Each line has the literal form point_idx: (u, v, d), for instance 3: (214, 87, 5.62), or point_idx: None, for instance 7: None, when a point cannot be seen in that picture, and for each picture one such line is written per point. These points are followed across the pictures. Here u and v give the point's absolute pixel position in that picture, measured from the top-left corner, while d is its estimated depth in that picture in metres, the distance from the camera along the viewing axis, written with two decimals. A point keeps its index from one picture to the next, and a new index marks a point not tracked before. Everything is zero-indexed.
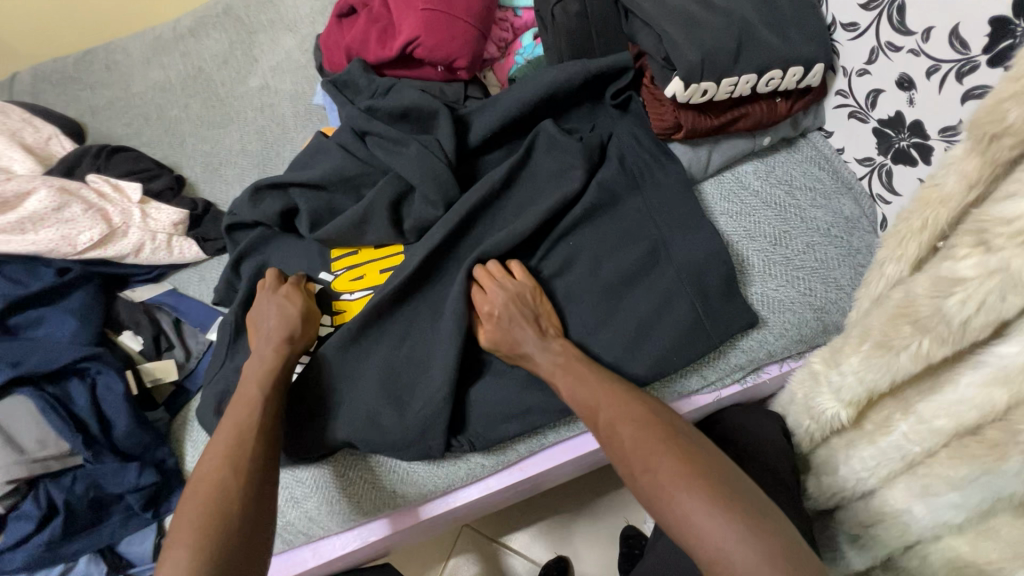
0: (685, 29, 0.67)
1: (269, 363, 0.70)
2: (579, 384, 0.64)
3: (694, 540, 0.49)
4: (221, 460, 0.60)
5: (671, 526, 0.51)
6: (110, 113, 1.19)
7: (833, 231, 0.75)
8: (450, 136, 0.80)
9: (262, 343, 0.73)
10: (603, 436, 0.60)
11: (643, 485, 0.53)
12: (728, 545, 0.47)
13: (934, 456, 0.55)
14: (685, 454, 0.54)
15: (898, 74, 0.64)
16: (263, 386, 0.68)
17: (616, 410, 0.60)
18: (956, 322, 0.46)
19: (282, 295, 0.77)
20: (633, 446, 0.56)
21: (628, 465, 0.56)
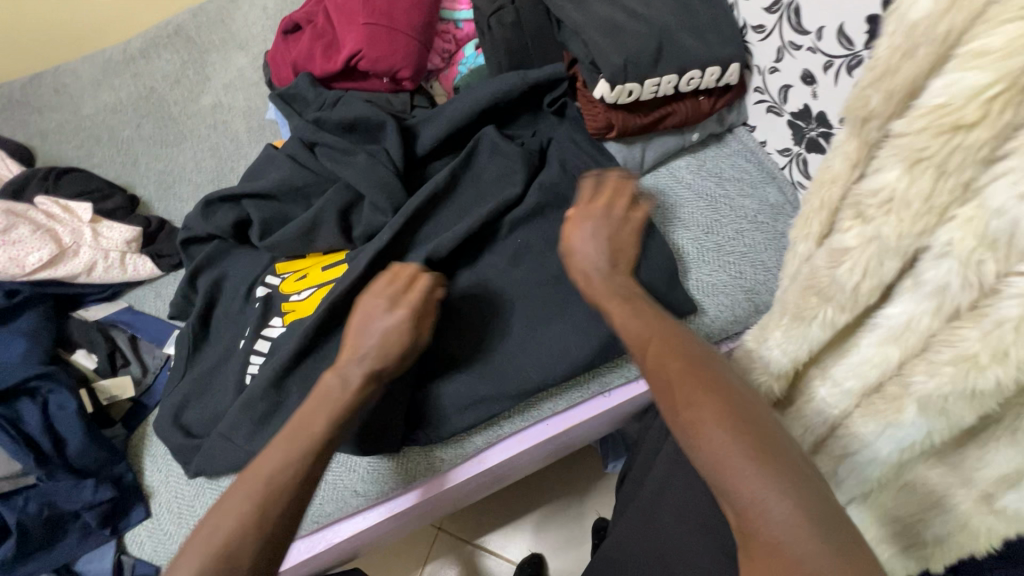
0: (608, 36, 0.73)
1: (350, 399, 0.57)
2: (628, 307, 0.56)
3: (730, 487, 0.42)
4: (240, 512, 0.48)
5: (703, 467, 0.45)
6: (59, 136, 1.19)
7: (760, 218, 0.80)
8: (396, 145, 0.83)
9: (349, 362, 0.59)
10: (641, 361, 0.51)
11: (679, 419, 0.46)
12: (770, 501, 0.41)
13: (850, 418, 0.59)
14: (732, 395, 0.46)
15: (802, 70, 0.70)
16: (331, 426, 0.54)
17: (661, 339, 0.52)
18: (849, 289, 0.50)
19: (403, 311, 0.62)
20: (678, 377, 0.48)
21: (670, 401, 0.48)
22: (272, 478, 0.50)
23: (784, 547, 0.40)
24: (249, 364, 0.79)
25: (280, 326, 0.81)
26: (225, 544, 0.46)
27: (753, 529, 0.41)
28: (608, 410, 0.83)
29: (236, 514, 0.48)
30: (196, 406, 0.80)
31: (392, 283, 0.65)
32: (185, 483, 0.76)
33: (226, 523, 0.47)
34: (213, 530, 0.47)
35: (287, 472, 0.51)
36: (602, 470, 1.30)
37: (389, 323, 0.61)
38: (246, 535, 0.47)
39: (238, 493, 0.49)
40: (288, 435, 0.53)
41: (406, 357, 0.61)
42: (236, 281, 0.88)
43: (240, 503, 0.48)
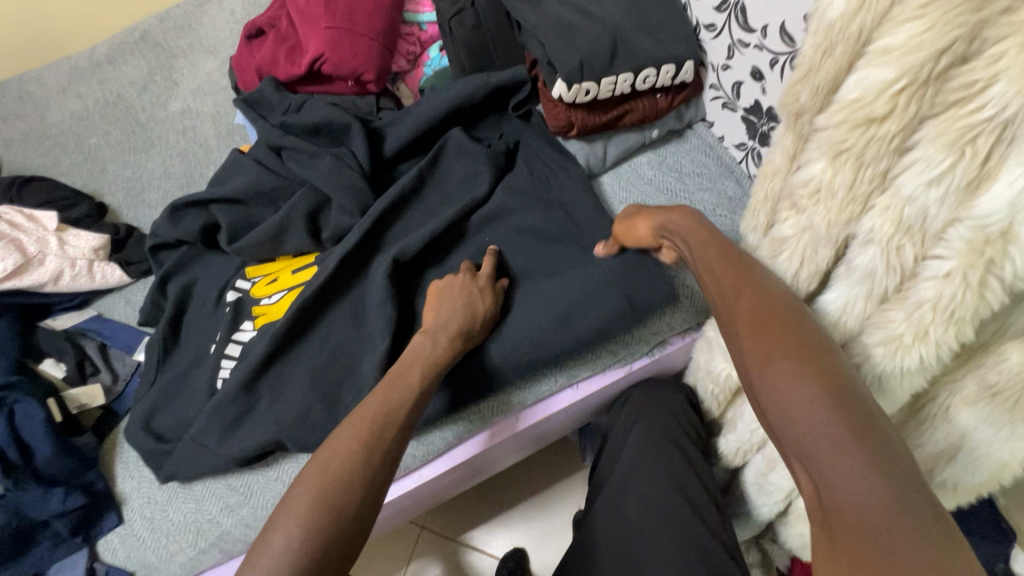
0: (563, 37, 0.74)
1: (438, 354, 0.67)
2: (717, 260, 0.55)
3: (817, 454, 0.42)
4: (353, 444, 0.56)
5: (787, 434, 0.45)
6: (25, 144, 1.18)
7: (719, 211, 0.83)
8: (363, 147, 0.84)
9: (434, 328, 0.70)
10: (731, 322, 0.51)
11: (766, 383, 0.47)
12: (858, 471, 0.40)
13: None
14: (824, 363, 0.45)
15: (751, 66, 0.72)
16: (424, 376, 0.65)
17: (755, 299, 0.50)
18: (790, 276, 0.53)
19: (476, 286, 0.74)
20: (771, 341, 0.48)
21: (754, 366, 0.48)
22: (375, 419, 0.59)
23: (867, 523, 0.39)
24: (220, 368, 0.80)
25: (251, 330, 0.81)
26: (338, 473, 0.54)
27: (835, 501, 0.41)
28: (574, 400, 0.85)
29: (348, 447, 0.56)
30: (166, 411, 0.80)
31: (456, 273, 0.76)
32: (158, 488, 0.77)
33: (339, 455, 0.55)
34: (326, 464, 0.55)
35: (388, 417, 0.60)
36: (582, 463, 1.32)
37: (466, 296, 0.72)
38: (362, 462, 0.56)
39: (345, 434, 0.57)
40: (386, 385, 0.63)
41: (475, 323, 0.71)
42: (205, 286, 0.88)
43: (351, 440, 0.57)
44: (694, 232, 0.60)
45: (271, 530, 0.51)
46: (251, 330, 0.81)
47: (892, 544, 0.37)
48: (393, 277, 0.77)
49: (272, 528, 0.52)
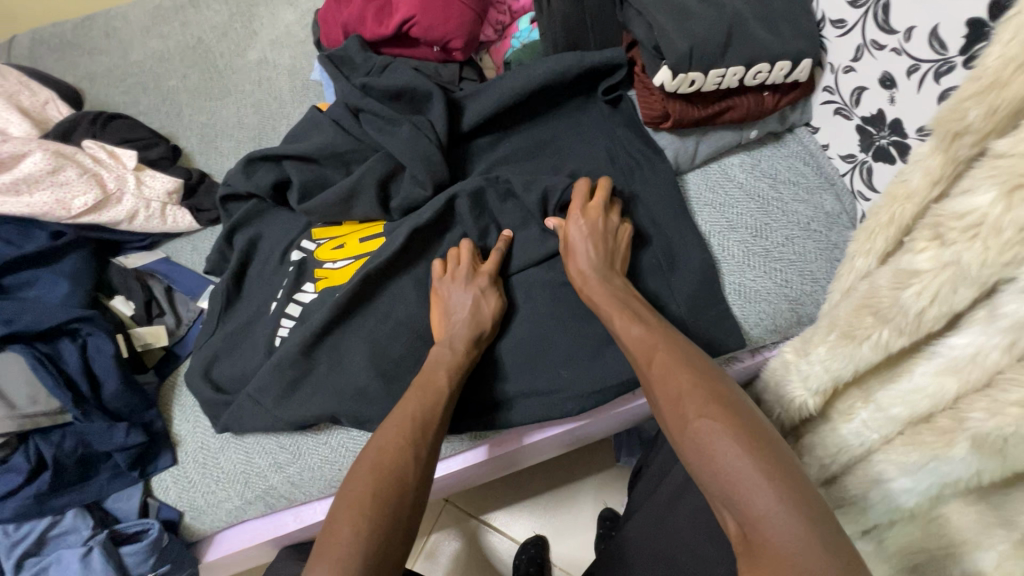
0: (675, 20, 0.68)
1: (458, 359, 0.69)
2: (637, 324, 0.62)
3: (735, 496, 0.45)
4: (399, 442, 0.60)
5: (708, 482, 0.48)
6: (108, 81, 1.20)
7: (813, 226, 0.77)
8: (441, 117, 0.80)
9: (449, 334, 0.71)
10: (652, 381, 0.56)
11: (689, 441, 0.49)
12: (772, 509, 0.42)
13: (889, 444, 0.56)
14: (737, 413, 0.49)
15: (882, 73, 0.66)
16: (452, 380, 0.68)
17: (672, 361, 0.56)
18: (913, 313, 0.48)
19: (479, 287, 0.72)
20: (689, 399, 0.52)
21: (670, 418, 0.52)
22: (416, 419, 0.63)
23: (786, 554, 0.41)
24: (279, 327, 0.80)
25: (312, 292, 0.81)
26: (390, 466, 0.58)
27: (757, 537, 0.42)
28: (624, 407, 0.82)
29: (396, 441, 0.60)
30: (225, 362, 0.82)
31: (453, 273, 0.74)
32: (212, 436, 0.79)
33: (389, 448, 0.59)
34: (378, 459, 0.59)
35: (425, 414, 0.64)
36: (615, 461, 1.29)
37: (471, 302, 0.72)
38: (411, 455, 0.60)
39: (394, 426, 0.62)
40: (418, 387, 0.67)
41: (486, 327, 0.72)
42: (272, 243, 0.88)
43: (399, 435, 0.61)
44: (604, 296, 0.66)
45: (328, 525, 0.54)
46: (313, 293, 0.81)
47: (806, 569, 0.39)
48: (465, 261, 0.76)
49: (329, 524, 0.54)
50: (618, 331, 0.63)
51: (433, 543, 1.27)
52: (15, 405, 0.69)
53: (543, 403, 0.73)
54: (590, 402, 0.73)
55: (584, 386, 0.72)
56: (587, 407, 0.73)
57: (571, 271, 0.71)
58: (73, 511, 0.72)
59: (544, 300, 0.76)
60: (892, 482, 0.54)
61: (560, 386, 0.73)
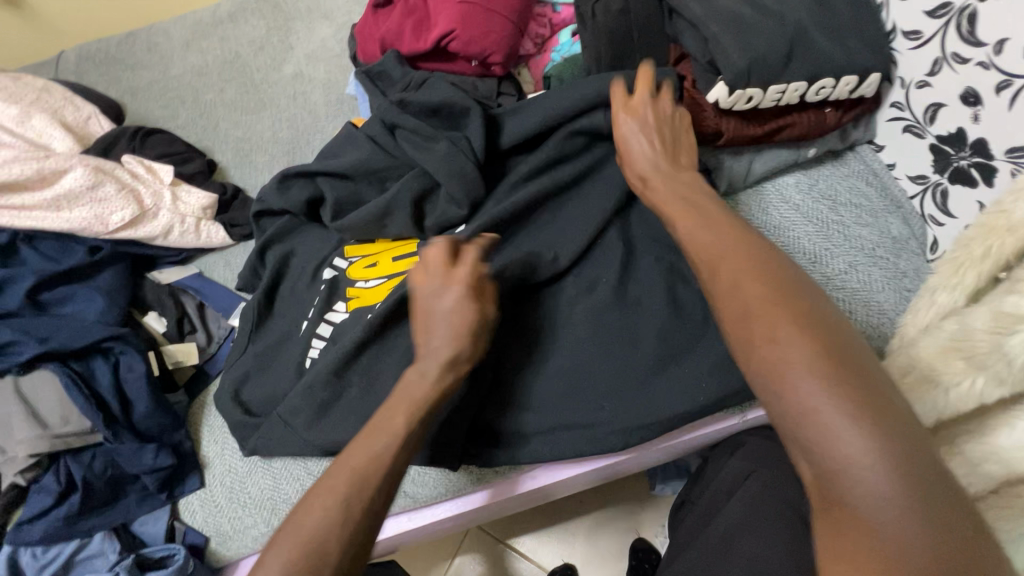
0: (734, 33, 0.64)
1: (430, 388, 0.57)
2: (706, 227, 0.51)
3: (814, 439, 0.37)
4: (328, 503, 0.49)
5: (779, 420, 0.40)
6: (148, 95, 1.22)
7: (878, 252, 0.71)
8: (480, 135, 0.77)
9: (424, 355, 0.58)
10: (716, 289, 0.46)
11: (757, 364, 0.41)
12: (865, 454, 0.35)
13: (977, 503, 0.50)
14: (822, 334, 0.40)
15: (964, 88, 0.60)
16: (411, 418, 0.55)
17: (744, 270, 0.45)
18: (1017, 362, 0.43)
19: (458, 295, 0.59)
20: (763, 314, 0.42)
21: (739, 335, 0.43)
22: (356, 471, 0.51)
23: (874, 514, 0.35)
24: (309, 348, 0.78)
25: (343, 312, 0.79)
26: (309, 537, 0.47)
27: (837, 490, 0.36)
28: (669, 441, 0.77)
29: (322, 510, 0.49)
30: (255, 383, 0.80)
31: (433, 267, 0.61)
32: (239, 459, 0.77)
33: (313, 522, 0.48)
34: (300, 525, 0.48)
35: (370, 471, 0.51)
36: (649, 489, 1.23)
37: (443, 314, 0.59)
38: (339, 523, 0.48)
39: (327, 481, 0.50)
40: (370, 428, 0.54)
41: (463, 345, 0.58)
42: (303, 260, 0.86)
43: (330, 492, 0.50)
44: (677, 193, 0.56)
45: None
46: (344, 313, 0.79)
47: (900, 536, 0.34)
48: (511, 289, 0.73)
49: None
50: (678, 231, 0.53)
51: (457, 566, 1.23)
52: (47, 425, 0.68)
53: (583, 437, 0.69)
54: (634, 437, 0.68)
55: (627, 421, 0.68)
56: (629, 442, 0.69)
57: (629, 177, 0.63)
58: (101, 534, 0.71)
59: (583, 327, 0.72)
60: None
61: (601, 420, 0.69)
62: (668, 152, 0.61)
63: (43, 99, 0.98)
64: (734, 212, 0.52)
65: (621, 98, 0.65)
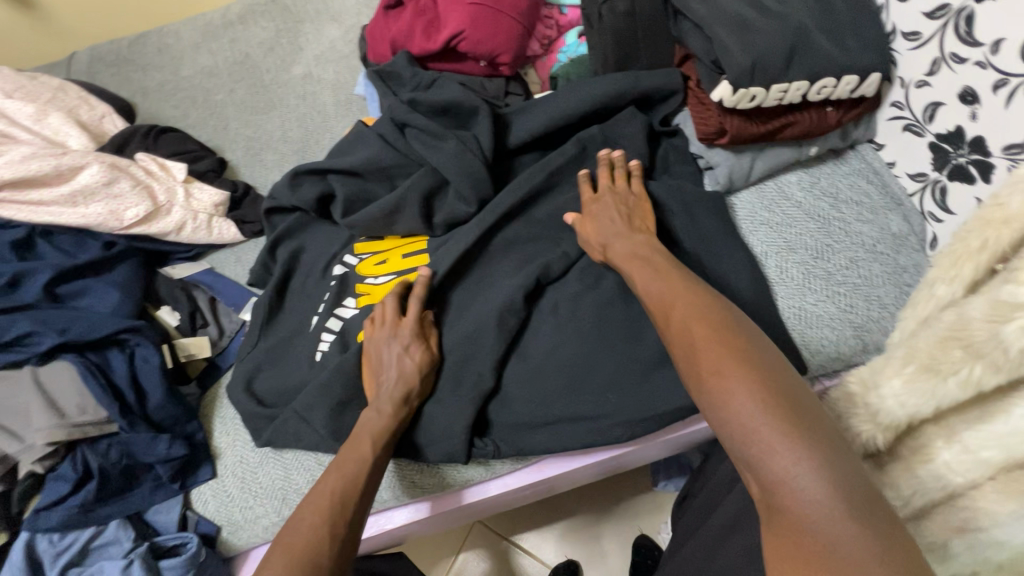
0: (738, 34, 0.66)
1: (385, 422, 0.68)
2: (658, 282, 0.60)
3: (753, 453, 0.43)
4: (315, 523, 0.58)
5: (728, 440, 0.46)
6: (159, 95, 1.24)
7: (879, 248, 0.73)
8: (488, 134, 0.79)
9: (377, 397, 0.70)
10: (674, 334, 0.55)
11: (705, 393, 0.48)
12: (792, 463, 0.41)
13: (976, 489, 0.51)
14: (761, 367, 0.47)
15: (962, 87, 0.62)
16: (375, 447, 0.66)
17: (691, 315, 0.54)
18: (1013, 350, 0.45)
19: (403, 343, 0.71)
20: (706, 351, 0.50)
21: (692, 370, 0.50)
22: (333, 494, 0.61)
23: (807, 517, 0.39)
24: (320, 342, 0.80)
25: (352, 308, 0.81)
26: (301, 553, 0.55)
27: (777, 499, 0.41)
28: (673, 433, 0.78)
29: (310, 525, 0.57)
30: (266, 375, 0.81)
31: (387, 322, 0.73)
32: (251, 450, 0.79)
33: (303, 533, 0.57)
34: (288, 545, 0.56)
35: (342, 491, 0.62)
36: (651, 485, 1.24)
37: (396, 359, 0.71)
38: (324, 537, 0.57)
39: (309, 507, 0.60)
40: (341, 459, 0.65)
41: (413, 384, 0.70)
42: (314, 257, 0.88)
43: (315, 514, 0.59)
44: (643, 254, 0.65)
45: None
46: (353, 308, 0.81)
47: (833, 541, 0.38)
48: (519, 285, 0.74)
49: None
50: (642, 292, 0.62)
51: (461, 562, 1.24)
52: (65, 414, 0.70)
53: (589, 428, 0.71)
54: (639, 429, 0.70)
55: (632, 413, 0.69)
56: (634, 433, 0.70)
57: (589, 243, 0.71)
58: (116, 522, 0.72)
59: (588, 321, 0.73)
60: (981, 532, 0.49)
61: (607, 412, 0.70)
62: (627, 222, 0.70)
63: (59, 98, 1.00)
64: (692, 278, 0.60)
65: (588, 193, 0.74)
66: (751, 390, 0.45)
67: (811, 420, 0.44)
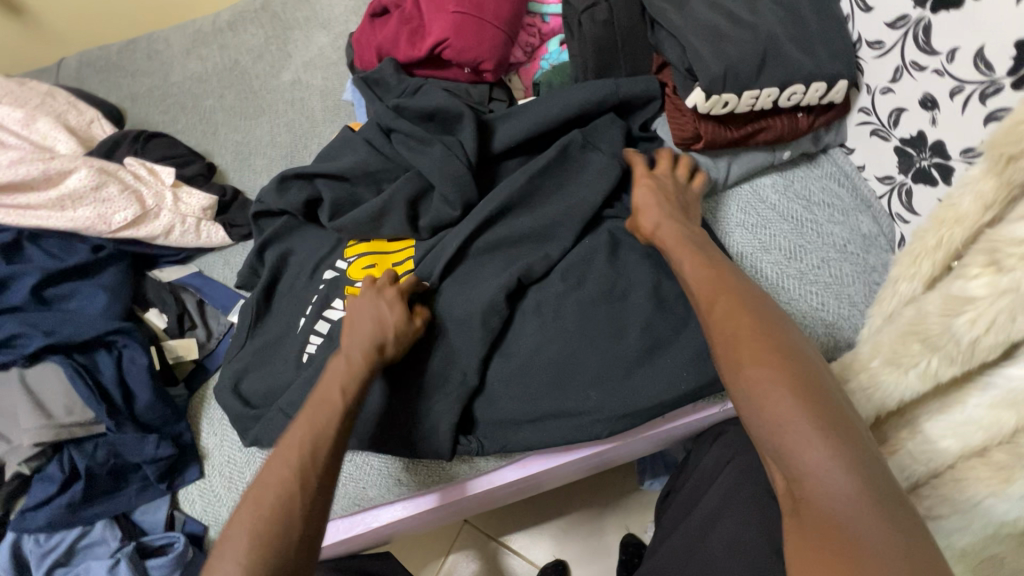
0: (711, 43, 0.69)
1: (354, 369, 0.66)
2: (705, 269, 0.59)
3: (785, 448, 0.45)
4: (284, 478, 0.57)
5: (758, 433, 0.47)
6: (148, 101, 1.25)
7: (850, 248, 0.75)
8: (472, 139, 0.81)
9: (350, 342, 0.68)
10: (712, 321, 0.54)
11: (740, 384, 0.49)
12: (822, 458, 0.43)
13: (939, 478, 0.53)
14: (796, 362, 0.48)
15: (922, 94, 0.65)
16: (346, 394, 0.64)
17: (735, 304, 0.53)
18: (966, 342, 0.47)
19: (384, 298, 0.71)
20: (746, 342, 0.50)
21: (729, 359, 0.51)
22: (304, 445, 0.60)
23: (835, 512, 0.41)
24: (307, 342, 0.81)
25: (341, 309, 0.81)
26: (271, 510, 0.55)
27: (805, 491, 0.43)
28: (654, 429, 0.80)
29: (280, 476, 0.57)
30: (253, 376, 0.82)
31: (374, 285, 0.73)
32: (239, 450, 0.80)
33: (272, 488, 0.56)
34: (259, 502, 0.56)
35: (312, 441, 0.60)
36: (639, 485, 1.25)
37: (375, 309, 0.70)
38: (296, 494, 0.56)
39: (279, 459, 0.59)
40: (311, 408, 0.63)
41: (386, 334, 0.68)
42: (303, 260, 0.89)
43: (284, 467, 0.58)
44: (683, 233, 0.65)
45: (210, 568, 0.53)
46: (341, 310, 0.81)
47: (863, 535, 0.40)
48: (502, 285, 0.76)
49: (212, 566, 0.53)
50: (682, 270, 0.62)
51: (451, 564, 1.25)
52: (52, 415, 0.71)
53: (571, 425, 0.72)
54: (620, 425, 0.72)
55: (613, 409, 0.71)
56: (615, 429, 0.72)
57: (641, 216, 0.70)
58: (103, 522, 0.73)
59: (570, 320, 0.75)
60: (942, 518, 0.51)
61: (588, 408, 0.72)
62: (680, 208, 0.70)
63: (48, 103, 1.01)
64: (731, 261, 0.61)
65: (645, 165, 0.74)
66: (787, 386, 0.46)
67: (841, 420, 0.45)
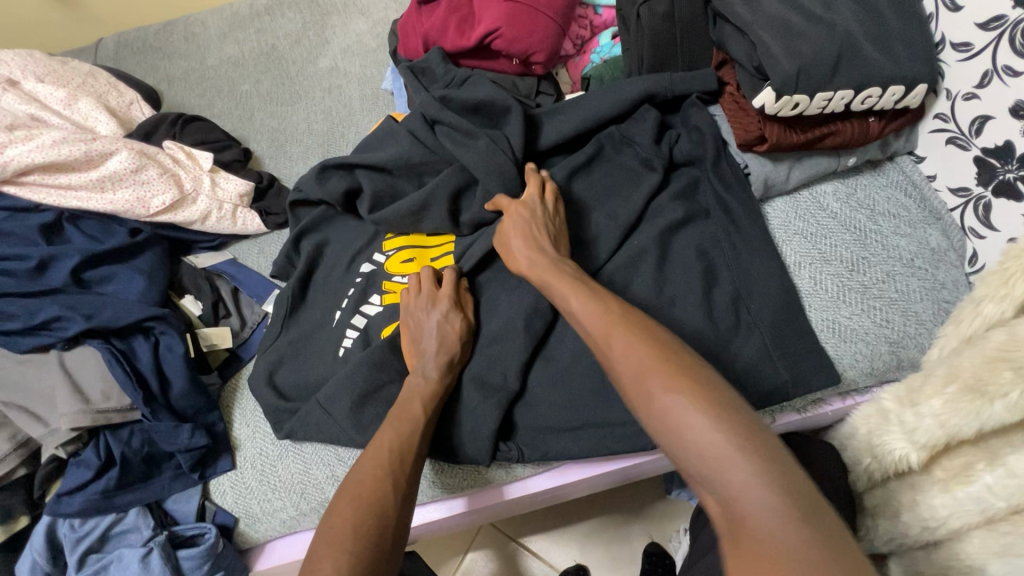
0: (783, 40, 0.65)
1: (433, 386, 0.69)
2: (592, 301, 0.58)
3: (711, 472, 0.42)
4: (374, 476, 0.60)
5: (682, 463, 0.44)
6: (185, 83, 1.24)
7: (917, 262, 0.71)
8: (520, 133, 0.78)
9: (422, 362, 0.71)
10: (613, 353, 0.52)
11: (653, 416, 0.46)
12: (748, 479, 0.40)
13: (1019, 515, 0.49)
14: (696, 378, 0.46)
15: (1014, 101, 0.61)
16: (427, 407, 0.68)
17: (631, 336, 0.52)
18: None
19: (443, 310, 0.72)
20: (651, 372, 0.48)
21: (637, 391, 0.48)
22: (393, 449, 0.63)
23: (771, 535, 0.37)
24: (344, 337, 0.79)
25: (378, 305, 0.80)
26: (370, 502, 0.58)
27: (737, 519, 0.39)
28: None
29: (374, 475, 0.60)
30: (288, 368, 0.81)
31: (423, 295, 0.74)
32: (271, 442, 0.78)
33: (368, 483, 0.60)
34: (358, 494, 0.59)
35: (401, 447, 0.64)
36: (665, 493, 1.22)
37: (436, 326, 0.72)
38: (390, 485, 0.60)
39: (374, 455, 0.62)
40: (393, 417, 0.66)
41: (455, 351, 0.71)
42: (339, 252, 0.87)
43: (376, 465, 0.61)
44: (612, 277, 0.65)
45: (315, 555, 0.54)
46: (378, 306, 0.80)
47: (796, 553, 0.36)
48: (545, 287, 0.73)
49: (315, 554, 0.54)
50: (570, 308, 0.60)
51: (469, 562, 1.24)
52: (89, 400, 0.70)
53: (613, 435, 0.70)
54: None
55: None
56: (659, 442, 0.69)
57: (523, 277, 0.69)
58: (136, 509, 0.73)
59: None
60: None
61: (632, 419, 0.69)
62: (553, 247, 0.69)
63: (88, 83, 1.01)
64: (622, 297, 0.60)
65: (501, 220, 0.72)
66: (694, 407, 0.44)
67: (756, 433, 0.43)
